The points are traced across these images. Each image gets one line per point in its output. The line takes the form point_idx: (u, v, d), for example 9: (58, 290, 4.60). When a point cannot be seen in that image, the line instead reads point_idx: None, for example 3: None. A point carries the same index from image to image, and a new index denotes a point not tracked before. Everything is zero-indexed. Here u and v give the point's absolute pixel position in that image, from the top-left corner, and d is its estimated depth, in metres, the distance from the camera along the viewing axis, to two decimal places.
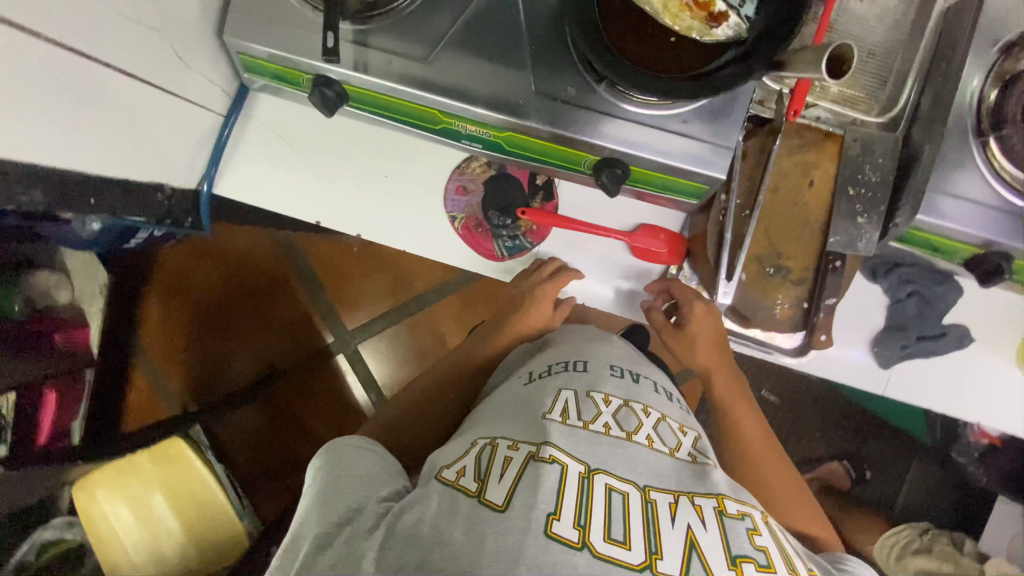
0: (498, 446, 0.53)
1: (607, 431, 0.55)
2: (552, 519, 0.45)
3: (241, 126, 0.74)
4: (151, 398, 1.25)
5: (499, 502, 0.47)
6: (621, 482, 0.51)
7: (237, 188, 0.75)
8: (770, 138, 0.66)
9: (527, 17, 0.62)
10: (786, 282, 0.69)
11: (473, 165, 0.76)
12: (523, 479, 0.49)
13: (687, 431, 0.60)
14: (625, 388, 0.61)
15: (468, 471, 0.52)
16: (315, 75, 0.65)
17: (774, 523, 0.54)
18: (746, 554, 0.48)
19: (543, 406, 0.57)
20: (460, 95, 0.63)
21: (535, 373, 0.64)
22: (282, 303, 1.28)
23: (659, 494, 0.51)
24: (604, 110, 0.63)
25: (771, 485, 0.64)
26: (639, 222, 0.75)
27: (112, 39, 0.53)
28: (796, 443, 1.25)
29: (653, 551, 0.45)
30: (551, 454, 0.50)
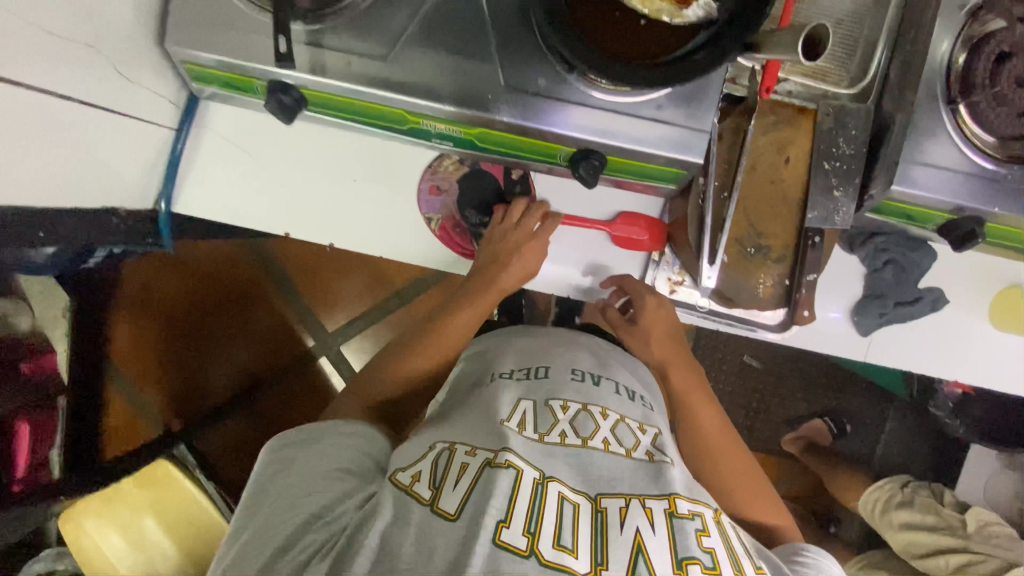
0: (456, 452, 0.54)
1: (562, 440, 0.56)
2: (501, 527, 0.46)
3: (196, 139, 0.70)
4: (130, 419, 1.21)
5: (453, 511, 0.48)
6: (573, 492, 0.51)
7: (197, 205, 0.71)
8: (744, 117, 0.65)
9: (491, 8, 0.59)
10: (766, 260, 0.69)
11: (446, 163, 0.73)
12: (478, 486, 0.49)
13: (647, 429, 0.60)
14: (584, 391, 0.62)
15: (425, 478, 0.51)
16: (269, 81, 0.61)
17: (727, 522, 0.55)
18: (693, 557, 0.48)
19: (501, 413, 0.58)
20: (426, 93, 0.60)
21: (499, 375, 0.65)
22: (257, 310, 1.24)
23: (611, 501, 0.51)
24: (576, 100, 0.61)
25: (726, 478, 0.66)
26: (619, 209, 0.73)
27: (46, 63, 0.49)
28: (779, 404, 1.31)
29: (598, 561, 0.46)
30: (508, 460, 0.51)
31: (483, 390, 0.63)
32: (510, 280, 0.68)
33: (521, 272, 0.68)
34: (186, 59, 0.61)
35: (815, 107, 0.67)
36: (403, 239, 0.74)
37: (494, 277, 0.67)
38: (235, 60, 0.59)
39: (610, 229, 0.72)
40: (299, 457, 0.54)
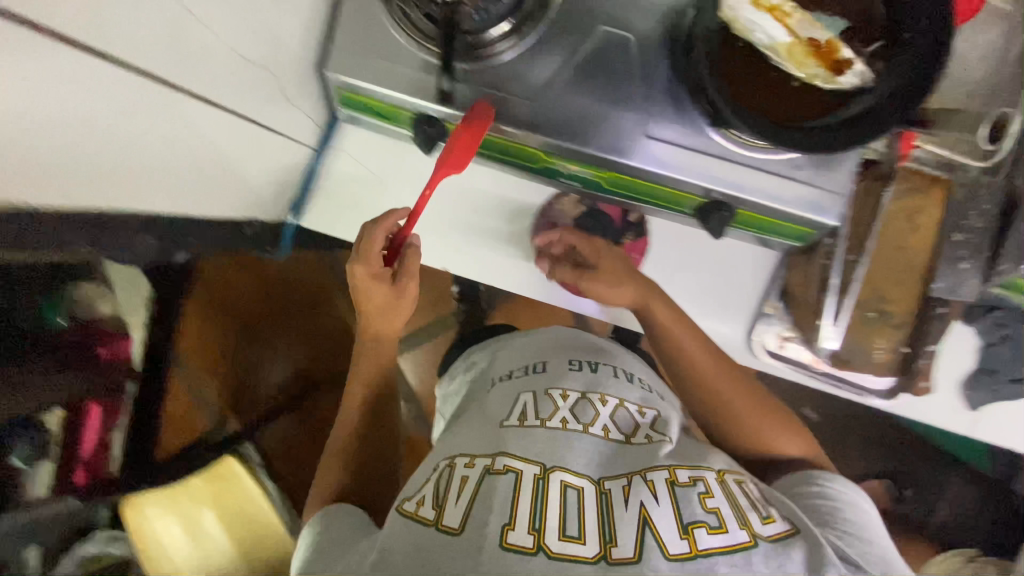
0: (456, 466, 0.57)
1: (563, 425, 0.58)
2: (507, 530, 0.48)
3: (330, 159, 0.73)
4: (181, 408, 1.14)
5: (456, 526, 0.50)
6: (575, 478, 0.54)
7: (321, 220, 0.74)
8: (877, 183, 0.66)
9: (640, 60, 0.61)
10: (887, 325, 0.68)
11: (564, 201, 0.74)
12: (479, 496, 0.52)
13: (646, 412, 0.62)
14: (583, 381, 0.63)
15: (427, 500, 0.54)
16: (415, 113, 0.64)
17: (732, 479, 0.57)
18: (698, 520, 0.51)
19: (503, 414, 0.61)
20: (568, 135, 0.62)
21: (499, 378, 0.68)
22: (324, 318, 1.16)
23: (613, 482, 0.54)
24: (715, 154, 0.62)
25: (722, 399, 0.67)
26: (736, 260, 0.73)
27: (224, 82, 0.52)
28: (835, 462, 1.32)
29: (608, 539, 0.49)
30: (505, 464, 0.54)
31: (490, 394, 0.66)
32: (380, 322, 0.67)
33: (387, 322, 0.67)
34: (341, 86, 0.63)
35: (950, 177, 0.66)
36: (516, 272, 0.75)
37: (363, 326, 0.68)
38: (390, 89, 0.61)
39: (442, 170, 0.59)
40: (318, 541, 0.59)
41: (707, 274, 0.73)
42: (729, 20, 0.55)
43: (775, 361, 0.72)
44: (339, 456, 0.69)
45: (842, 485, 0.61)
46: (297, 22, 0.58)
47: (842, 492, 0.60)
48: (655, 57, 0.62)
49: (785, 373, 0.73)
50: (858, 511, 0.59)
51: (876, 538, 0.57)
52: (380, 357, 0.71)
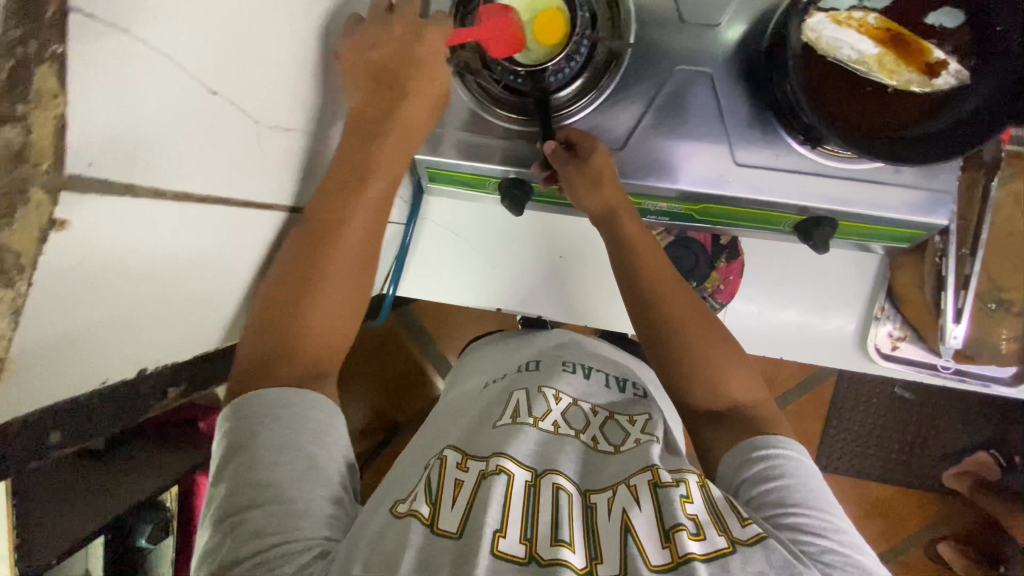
0: (448, 464, 0.52)
1: (556, 429, 0.57)
2: (498, 537, 0.44)
3: (419, 229, 0.76)
4: None
5: (454, 529, 0.45)
6: (567, 482, 0.51)
7: (418, 287, 0.77)
8: (981, 173, 0.63)
9: (720, 91, 0.61)
10: (1009, 315, 0.66)
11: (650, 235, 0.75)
12: (476, 502, 0.47)
13: (636, 419, 0.60)
14: (577, 385, 0.64)
15: (420, 494, 0.48)
16: (502, 178, 0.65)
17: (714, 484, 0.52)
18: (679, 523, 0.46)
19: (493, 415, 0.59)
20: (658, 176, 0.62)
21: (491, 381, 0.69)
22: (395, 363, 1.19)
23: (600, 494, 0.50)
24: (810, 170, 0.61)
25: (701, 358, 0.61)
26: (836, 268, 0.72)
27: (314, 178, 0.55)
28: (937, 436, 1.32)
29: (594, 555, 0.45)
30: (499, 465, 0.50)
31: (482, 395, 0.66)
32: (385, 160, 0.51)
33: (417, 119, 0.52)
34: (428, 165, 0.66)
35: None
36: (610, 309, 0.76)
37: (368, 156, 0.49)
38: (478, 161, 0.63)
39: (479, 32, 0.55)
40: (248, 410, 0.45)
41: (809, 287, 0.72)
42: (813, 41, 0.55)
43: (895, 364, 0.71)
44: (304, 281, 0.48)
45: (790, 451, 0.54)
46: None
47: (794, 463, 0.53)
48: (733, 86, 0.61)
49: (903, 374, 0.72)
50: (815, 483, 0.52)
51: (840, 519, 0.50)
52: (386, 203, 0.52)
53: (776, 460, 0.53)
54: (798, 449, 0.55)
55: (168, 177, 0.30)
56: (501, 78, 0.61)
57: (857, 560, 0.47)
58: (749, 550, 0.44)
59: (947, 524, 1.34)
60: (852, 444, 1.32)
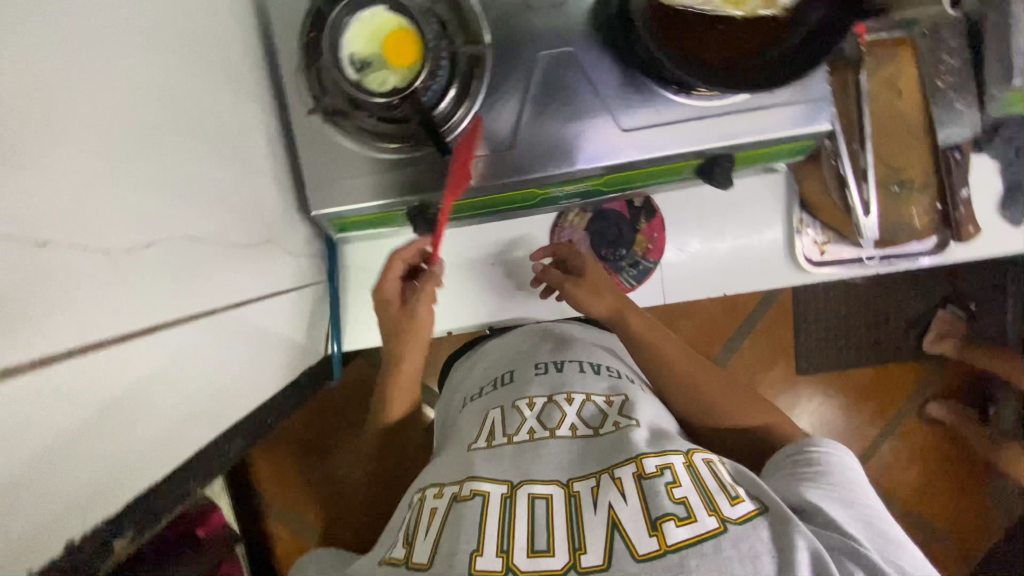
0: (427, 499, 0.57)
1: (531, 435, 0.59)
2: (476, 556, 0.47)
3: (343, 280, 0.74)
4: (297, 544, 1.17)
5: (425, 561, 0.50)
6: (545, 487, 0.52)
7: (364, 335, 0.76)
8: (849, 71, 0.65)
9: (588, 65, 0.62)
10: (913, 193, 0.69)
11: (569, 218, 0.76)
12: (451, 524, 0.51)
13: (613, 402, 0.62)
14: (550, 384, 0.65)
15: (405, 539, 0.54)
16: (406, 208, 0.65)
17: (700, 458, 0.54)
18: (666, 513, 0.47)
19: (471, 436, 0.62)
20: (555, 164, 0.63)
21: (473, 395, 0.71)
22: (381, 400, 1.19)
23: (582, 483, 0.53)
24: (694, 116, 0.62)
25: (695, 381, 0.66)
26: (749, 196, 0.74)
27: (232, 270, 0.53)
28: (898, 309, 1.41)
29: (576, 547, 0.47)
30: (473, 488, 0.53)
31: (465, 413, 0.69)
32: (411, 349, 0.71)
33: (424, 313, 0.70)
34: (329, 217, 0.65)
35: (909, 36, 0.66)
36: (554, 299, 0.77)
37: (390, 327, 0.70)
38: (377, 200, 0.63)
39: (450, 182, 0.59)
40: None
41: (731, 220, 0.74)
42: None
43: (829, 268, 0.73)
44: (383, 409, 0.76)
45: (832, 455, 0.56)
46: (266, 182, 0.60)
47: (833, 461, 0.55)
48: (597, 58, 0.62)
49: (840, 275, 0.74)
50: (852, 483, 0.54)
51: (872, 512, 0.51)
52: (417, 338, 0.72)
53: (814, 458, 0.56)
54: (840, 455, 0.56)
55: (58, 337, 0.32)
56: (370, 115, 0.59)
57: (885, 531, 0.49)
58: (740, 529, 0.46)
59: (931, 385, 1.44)
60: (822, 341, 1.42)
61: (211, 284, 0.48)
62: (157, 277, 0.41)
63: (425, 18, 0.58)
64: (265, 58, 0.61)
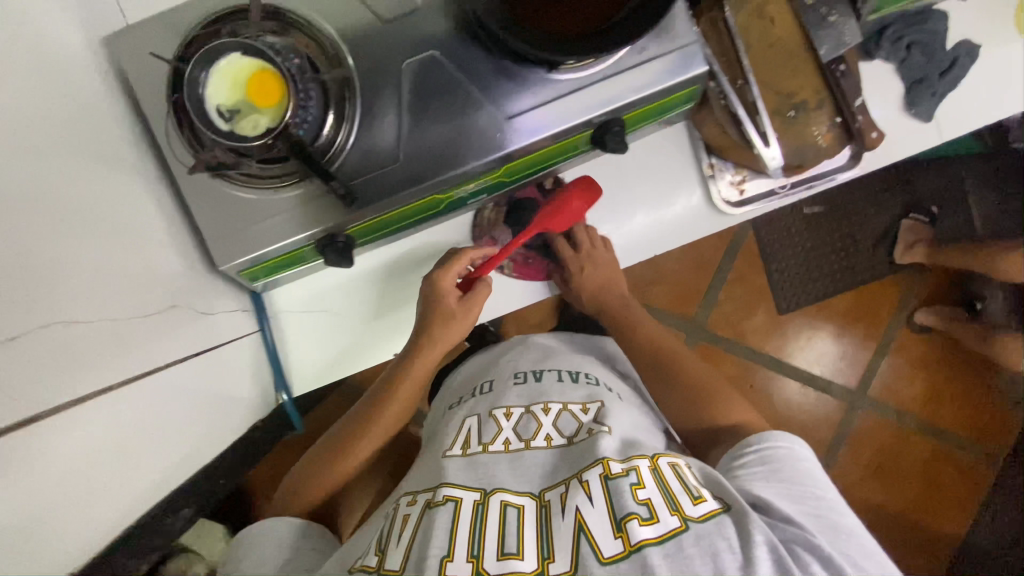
0: (401, 507, 0.62)
1: (506, 445, 0.64)
2: (445, 562, 0.52)
3: (277, 326, 0.74)
4: None
5: (396, 567, 0.54)
6: (517, 497, 0.58)
7: (310, 377, 0.76)
8: (716, 10, 0.66)
9: (456, 63, 0.62)
10: (810, 114, 0.68)
11: (485, 214, 0.76)
12: (424, 531, 0.56)
13: (589, 409, 0.67)
14: (527, 393, 0.71)
15: (375, 547, 0.58)
16: (313, 241, 0.65)
17: (668, 460, 0.60)
18: (631, 513, 0.53)
19: (447, 442, 0.67)
20: (444, 167, 0.63)
21: (456, 402, 0.78)
22: None
23: (553, 492, 0.58)
24: (570, 90, 0.63)
25: (679, 366, 0.75)
26: (653, 154, 0.74)
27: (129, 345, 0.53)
28: (862, 228, 1.41)
29: (545, 555, 0.52)
30: (446, 495, 0.58)
31: (445, 419, 0.75)
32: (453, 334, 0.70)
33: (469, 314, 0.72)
34: (239, 269, 0.65)
35: None
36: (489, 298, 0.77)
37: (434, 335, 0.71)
38: (279, 242, 0.63)
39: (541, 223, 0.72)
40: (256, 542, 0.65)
41: (642, 181, 0.74)
42: None
43: (749, 207, 0.73)
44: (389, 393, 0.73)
45: (781, 449, 0.62)
46: (162, 246, 0.60)
47: (782, 457, 0.61)
48: (463, 54, 0.62)
49: (762, 210, 0.74)
50: (800, 476, 0.60)
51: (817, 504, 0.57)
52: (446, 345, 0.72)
53: (767, 455, 0.61)
54: (789, 448, 0.62)
55: None
56: (246, 161, 0.59)
57: (835, 523, 0.56)
58: (699, 525, 0.52)
59: (913, 297, 1.42)
60: (796, 276, 1.41)
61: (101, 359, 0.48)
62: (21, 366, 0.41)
63: (287, 55, 0.58)
64: (139, 125, 0.61)
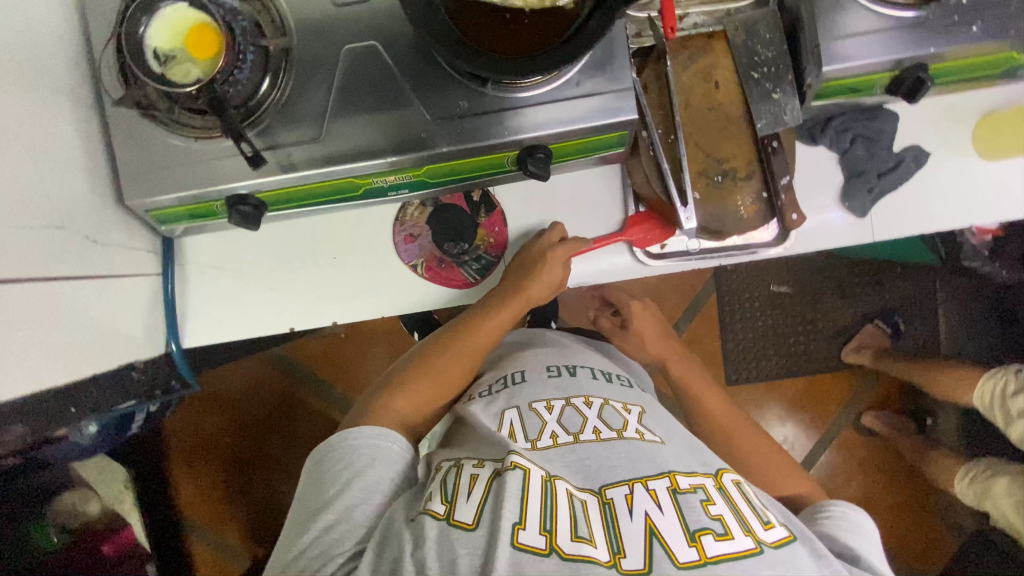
0: (466, 467, 0.60)
1: (555, 440, 0.62)
2: (518, 529, 0.51)
3: (183, 276, 0.76)
4: (218, 563, 1.41)
5: (470, 522, 0.53)
6: (581, 491, 0.56)
7: (205, 334, 0.77)
8: (660, 63, 0.68)
9: (394, 58, 0.64)
10: (737, 182, 0.69)
11: (410, 212, 0.78)
12: (492, 494, 0.54)
13: (630, 410, 0.68)
14: (563, 385, 0.70)
15: (437, 496, 0.57)
16: (225, 198, 0.66)
17: (733, 482, 0.60)
18: (705, 527, 0.53)
19: (492, 425, 0.66)
20: (364, 154, 0.64)
21: (484, 390, 0.74)
22: (295, 419, 1.41)
23: (615, 489, 0.56)
24: (500, 107, 0.64)
25: (737, 440, 0.76)
26: (581, 189, 0.75)
27: (29, 258, 0.54)
28: (823, 318, 1.38)
29: (616, 550, 0.51)
30: (514, 462, 0.56)
31: (475, 403, 0.71)
32: (542, 293, 0.73)
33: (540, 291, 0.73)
34: (149, 209, 0.66)
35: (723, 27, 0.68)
36: (398, 294, 0.78)
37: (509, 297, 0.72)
38: (190, 191, 0.64)
39: (629, 236, 0.72)
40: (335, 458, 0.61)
41: (565, 214, 0.76)
42: None
43: (664, 261, 0.74)
44: (450, 343, 0.71)
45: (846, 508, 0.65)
46: (77, 172, 0.61)
47: (853, 517, 0.64)
48: (406, 51, 0.63)
49: (678, 268, 0.74)
50: (870, 536, 0.63)
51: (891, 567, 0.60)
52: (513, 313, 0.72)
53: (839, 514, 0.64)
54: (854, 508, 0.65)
55: None
56: (175, 106, 0.60)
57: None
58: (775, 552, 0.52)
59: (860, 398, 1.39)
60: (748, 351, 1.38)
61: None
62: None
63: (234, 14, 0.60)
64: (83, 54, 0.63)
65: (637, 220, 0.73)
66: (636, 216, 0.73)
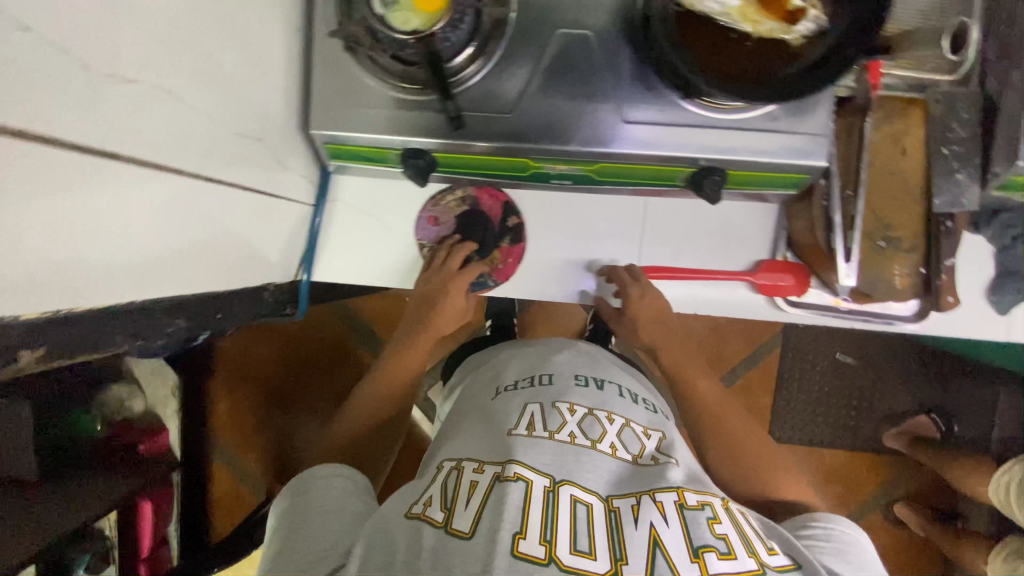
0: (465, 470, 0.60)
1: (573, 439, 0.63)
2: (519, 539, 0.52)
3: (329, 212, 0.78)
4: (236, 490, 1.42)
5: (465, 529, 0.53)
6: (586, 493, 0.58)
7: (335, 271, 0.79)
8: (856, 117, 0.68)
9: (602, 52, 0.64)
10: (899, 252, 0.68)
11: (447, 199, 0.79)
12: (490, 502, 0.55)
13: (651, 433, 0.68)
14: (590, 397, 0.69)
15: (435, 501, 0.57)
16: (402, 149, 0.67)
17: (736, 508, 0.62)
18: (708, 544, 0.55)
19: (511, 422, 0.65)
20: (549, 138, 0.64)
21: (506, 385, 0.72)
22: (343, 368, 1.43)
23: (622, 499, 0.58)
24: (692, 123, 0.64)
25: (737, 443, 0.71)
26: (739, 221, 0.75)
27: (230, 163, 0.55)
28: (881, 399, 1.37)
29: (619, 557, 0.53)
30: (516, 472, 0.57)
31: (498, 400, 0.70)
32: (450, 319, 0.76)
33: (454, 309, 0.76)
34: (327, 140, 0.68)
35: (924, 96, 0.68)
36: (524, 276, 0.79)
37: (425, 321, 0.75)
38: (373, 133, 0.65)
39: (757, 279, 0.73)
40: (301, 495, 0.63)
41: (711, 240, 0.76)
42: None
43: (800, 310, 0.75)
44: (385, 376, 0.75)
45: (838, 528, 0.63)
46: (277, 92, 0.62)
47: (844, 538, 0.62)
48: (615, 47, 0.64)
49: (813, 319, 0.75)
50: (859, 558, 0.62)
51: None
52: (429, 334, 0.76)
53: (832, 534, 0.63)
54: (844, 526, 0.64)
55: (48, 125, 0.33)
56: (379, 48, 0.59)
57: None
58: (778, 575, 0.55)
59: (898, 486, 1.38)
60: (800, 413, 1.37)
61: (199, 152, 0.50)
62: (159, 108, 0.43)
63: None
64: None
65: (770, 268, 0.74)
66: (765, 263, 0.74)
